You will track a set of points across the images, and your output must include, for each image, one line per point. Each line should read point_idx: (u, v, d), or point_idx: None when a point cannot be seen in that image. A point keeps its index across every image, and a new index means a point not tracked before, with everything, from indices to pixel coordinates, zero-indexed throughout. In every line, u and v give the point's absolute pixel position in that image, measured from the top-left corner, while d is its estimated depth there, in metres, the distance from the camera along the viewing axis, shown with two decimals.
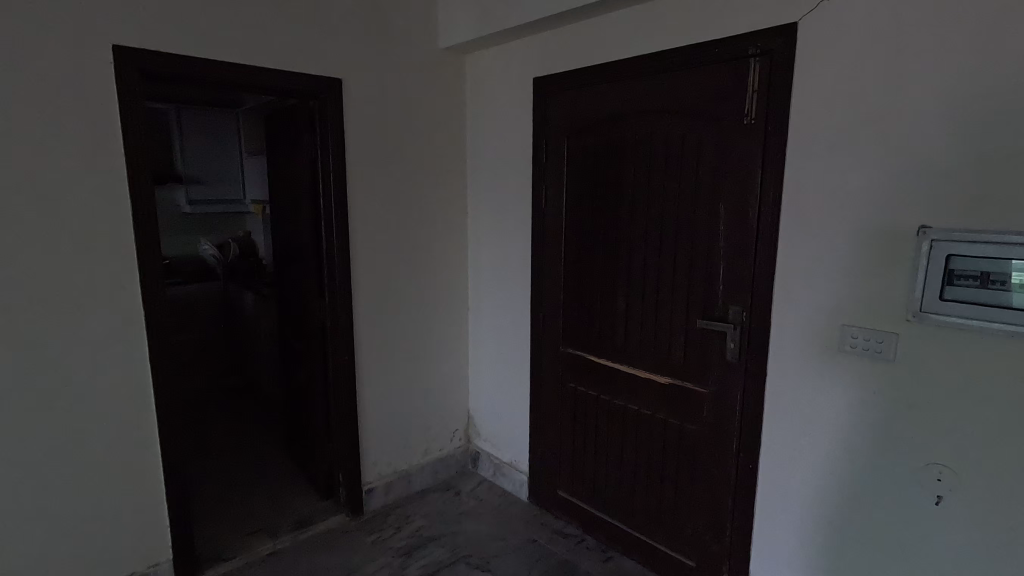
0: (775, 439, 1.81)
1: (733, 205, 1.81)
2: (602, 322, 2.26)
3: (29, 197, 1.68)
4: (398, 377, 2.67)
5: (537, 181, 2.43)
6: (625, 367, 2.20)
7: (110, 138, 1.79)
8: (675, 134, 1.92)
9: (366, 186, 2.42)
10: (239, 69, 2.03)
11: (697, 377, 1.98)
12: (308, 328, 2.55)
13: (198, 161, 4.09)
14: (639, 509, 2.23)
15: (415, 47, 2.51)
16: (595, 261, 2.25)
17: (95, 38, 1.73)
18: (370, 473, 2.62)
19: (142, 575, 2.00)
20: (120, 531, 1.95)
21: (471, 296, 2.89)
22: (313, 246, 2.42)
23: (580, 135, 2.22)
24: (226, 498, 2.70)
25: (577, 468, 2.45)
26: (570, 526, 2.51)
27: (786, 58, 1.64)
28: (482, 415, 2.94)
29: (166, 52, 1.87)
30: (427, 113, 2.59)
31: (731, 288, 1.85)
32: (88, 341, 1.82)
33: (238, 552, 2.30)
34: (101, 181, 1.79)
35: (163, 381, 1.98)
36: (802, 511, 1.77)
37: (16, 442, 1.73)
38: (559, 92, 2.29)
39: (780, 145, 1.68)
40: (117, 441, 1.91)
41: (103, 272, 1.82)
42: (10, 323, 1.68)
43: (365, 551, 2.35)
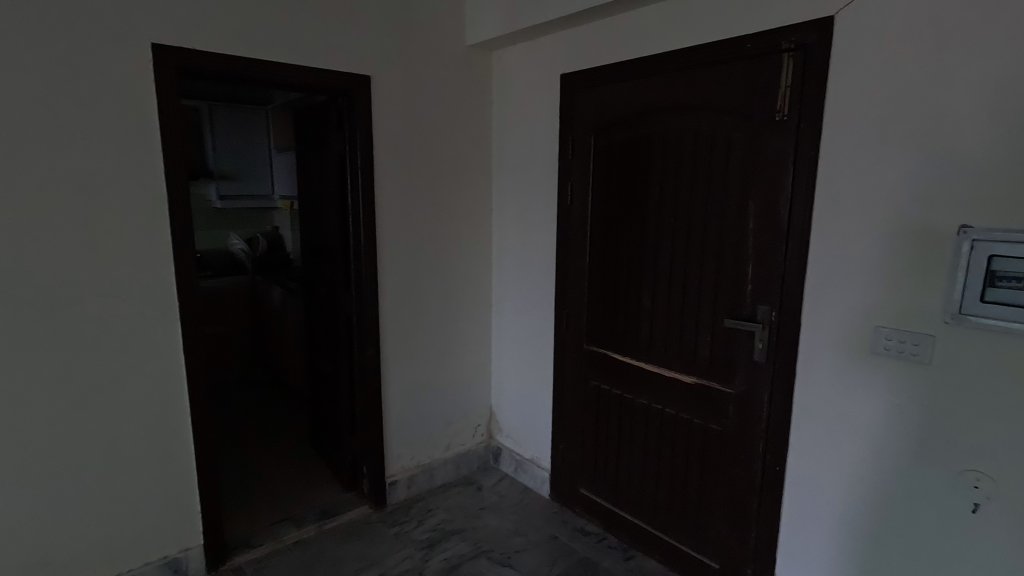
0: (805, 441, 1.78)
1: (764, 203, 1.78)
2: (627, 320, 2.25)
3: (72, 191, 1.74)
4: (422, 371, 2.70)
5: (563, 178, 2.42)
6: (649, 366, 2.18)
7: (147, 133, 1.84)
8: (704, 131, 1.90)
9: (393, 182, 2.45)
10: (271, 66, 2.07)
11: (723, 377, 1.95)
12: (336, 322, 2.59)
13: (229, 157, 4.17)
14: (661, 508, 2.21)
15: (442, 44, 2.52)
16: (620, 258, 2.24)
17: (135, 38, 1.79)
18: (393, 466, 2.66)
19: (174, 558, 2.07)
20: (155, 514, 2.02)
21: (495, 293, 2.90)
22: (341, 241, 2.46)
23: (607, 131, 2.21)
24: (253, 486, 2.76)
25: (599, 466, 2.45)
26: (591, 525, 2.50)
27: (820, 53, 1.61)
28: (505, 412, 2.95)
29: (201, 50, 1.91)
30: (453, 109, 2.60)
31: (759, 288, 1.83)
32: (126, 330, 1.88)
33: (265, 539, 2.36)
34: (140, 176, 1.85)
35: (195, 370, 2.03)
36: (832, 515, 1.74)
37: (55, 427, 1.79)
38: (586, 88, 2.28)
39: (813, 141, 1.65)
40: (152, 427, 1.97)
41: (142, 264, 1.89)
42: (53, 312, 1.75)
43: (388, 542, 2.38)
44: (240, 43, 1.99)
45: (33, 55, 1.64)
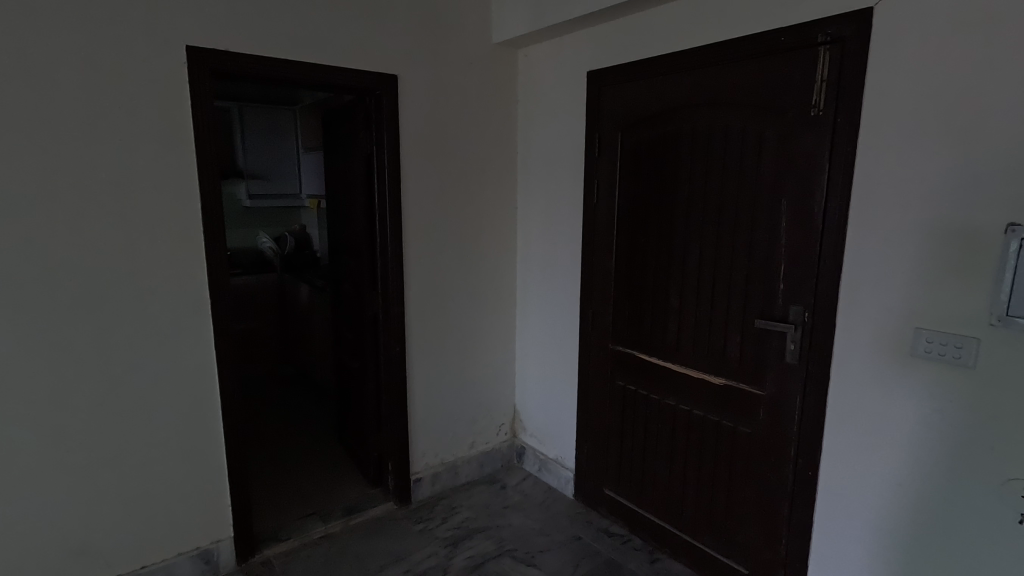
0: (839, 445, 1.73)
1: (797, 201, 1.73)
2: (653, 320, 2.22)
3: (111, 191, 1.79)
4: (446, 369, 2.70)
5: (589, 176, 2.40)
6: (677, 367, 2.15)
7: (181, 134, 1.89)
8: (735, 128, 1.86)
9: (419, 180, 2.46)
10: (299, 66, 2.09)
11: (753, 379, 1.91)
12: (362, 320, 2.62)
13: (258, 156, 4.24)
14: (688, 512, 2.18)
15: (468, 42, 2.52)
16: (647, 257, 2.21)
17: (171, 41, 1.83)
18: (418, 463, 2.67)
19: (206, 549, 2.11)
20: (188, 507, 2.07)
21: (520, 291, 2.89)
22: (368, 239, 2.48)
23: (635, 129, 2.19)
24: (281, 481, 2.81)
25: (624, 468, 2.43)
26: (615, 525, 2.48)
27: (858, 46, 1.56)
28: (529, 411, 2.94)
29: (233, 51, 1.95)
30: (478, 107, 2.60)
31: (792, 287, 1.78)
32: (160, 327, 1.93)
33: (292, 533, 2.39)
34: (174, 176, 1.89)
35: (226, 366, 2.08)
36: (867, 522, 1.69)
37: (93, 420, 1.85)
38: (613, 86, 2.26)
39: (850, 136, 1.60)
40: (184, 421, 2.02)
41: (175, 262, 1.93)
42: (92, 309, 1.81)
43: (412, 539, 2.40)
44: (270, 44, 2.02)
45: (75, 58, 1.69)
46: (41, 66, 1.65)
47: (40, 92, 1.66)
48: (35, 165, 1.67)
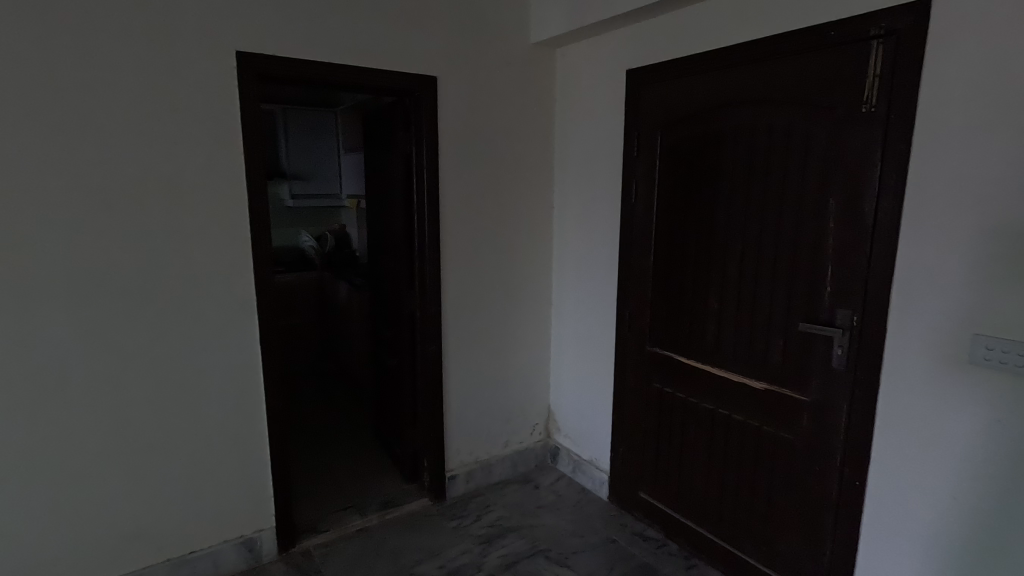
0: (889, 454, 1.66)
1: (846, 201, 1.67)
2: (692, 321, 2.18)
3: (165, 192, 1.88)
4: (482, 368, 2.72)
5: (627, 176, 2.38)
6: (716, 370, 2.11)
7: (230, 137, 1.96)
8: (780, 127, 1.81)
9: (457, 180, 2.49)
10: (342, 69, 2.14)
11: (796, 384, 1.86)
12: (400, 318, 2.67)
13: (301, 158, 4.37)
14: (726, 518, 2.13)
15: (506, 42, 2.53)
16: (686, 258, 2.18)
17: (222, 48, 1.90)
18: (453, 460, 2.70)
19: (250, 538, 2.19)
20: (233, 496, 2.14)
21: (555, 291, 2.88)
22: (407, 239, 2.53)
23: (675, 128, 2.15)
24: (320, 474, 2.88)
25: (660, 471, 2.39)
26: (650, 529, 2.45)
27: (913, 39, 1.49)
28: (563, 410, 2.93)
29: (279, 56, 2.01)
30: (516, 107, 2.61)
31: (839, 290, 1.72)
32: (210, 322, 2.01)
33: (330, 526, 2.45)
34: (224, 178, 1.97)
35: (270, 361, 2.14)
36: (918, 535, 1.62)
37: (146, 410, 1.94)
38: (653, 84, 2.23)
39: (904, 134, 1.53)
40: (230, 414, 2.09)
41: (224, 260, 2.01)
42: (148, 304, 1.90)
43: (447, 536, 2.42)
44: (313, 47, 2.08)
45: (134, 66, 1.78)
46: (101, 71, 1.73)
47: (100, 96, 1.74)
48: (95, 165, 1.76)
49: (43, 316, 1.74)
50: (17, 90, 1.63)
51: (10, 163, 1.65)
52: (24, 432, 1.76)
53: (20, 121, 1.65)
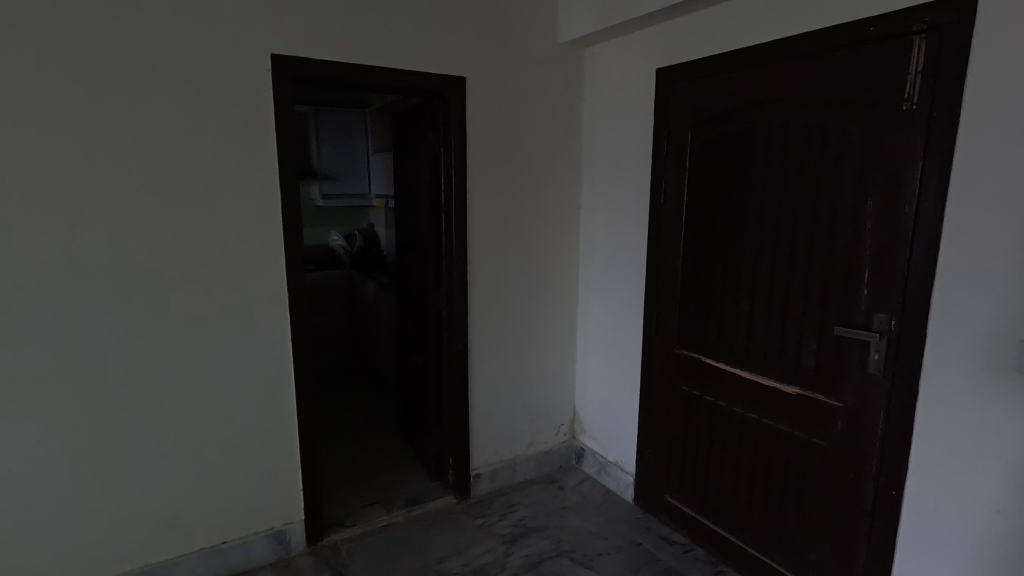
0: (928, 463, 1.61)
1: (884, 201, 1.63)
2: (721, 323, 2.15)
3: (202, 192, 1.93)
4: (508, 367, 2.73)
5: (656, 175, 2.35)
6: (746, 373, 2.07)
7: (264, 138, 2.01)
8: (815, 125, 1.77)
9: (485, 180, 2.50)
10: (372, 70, 2.17)
11: (830, 390, 1.81)
12: (427, 316, 2.69)
13: (331, 158, 4.44)
14: (755, 525, 2.10)
15: (534, 42, 2.53)
16: (716, 259, 2.14)
17: (257, 51, 1.95)
18: (477, 459, 2.71)
19: (279, 530, 2.24)
20: (264, 489, 2.19)
21: (582, 292, 2.87)
22: (434, 238, 2.55)
23: (705, 127, 2.12)
24: (347, 470, 2.92)
25: (687, 475, 2.36)
26: (677, 534, 2.42)
27: (958, 34, 1.44)
28: (589, 412, 2.91)
29: (312, 59, 2.05)
30: (544, 106, 2.60)
31: (876, 293, 1.68)
32: (243, 319, 2.06)
33: (357, 520, 2.49)
34: (258, 178, 2.02)
35: (300, 357, 2.19)
36: (958, 547, 1.57)
37: (182, 403, 2.00)
38: (684, 82, 2.20)
39: (947, 132, 1.48)
40: (262, 408, 2.14)
41: (257, 258, 2.05)
42: (184, 300, 1.96)
43: (472, 534, 2.44)
44: (345, 48, 2.11)
45: (174, 70, 1.84)
46: (142, 73, 1.79)
47: (141, 98, 1.80)
48: (136, 165, 1.82)
49: (86, 310, 1.81)
50: (64, 93, 1.70)
51: (58, 163, 1.72)
52: (68, 422, 1.83)
53: (67, 123, 1.72)
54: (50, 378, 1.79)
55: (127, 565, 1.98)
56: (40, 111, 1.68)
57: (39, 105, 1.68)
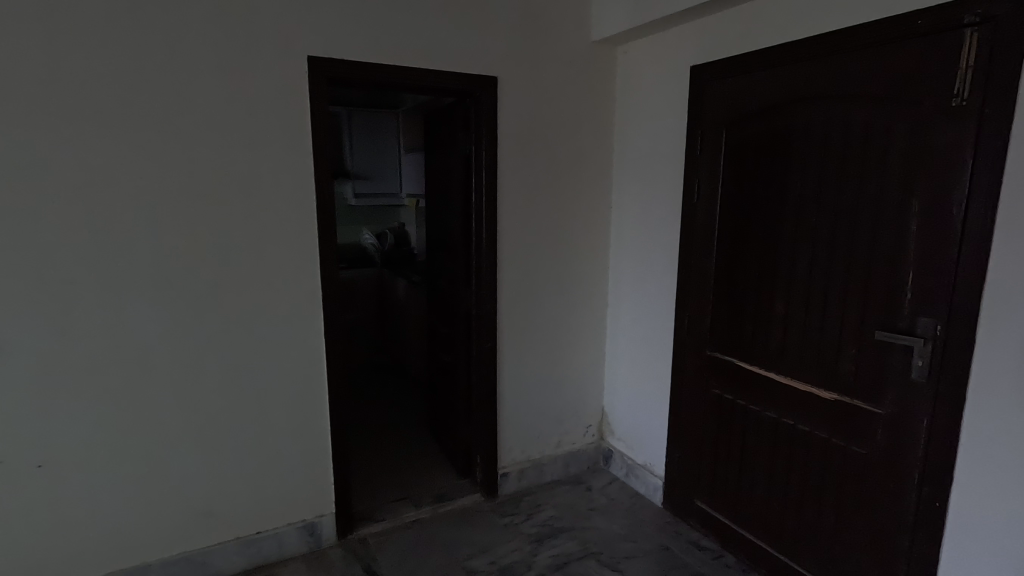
0: (975, 475, 1.54)
1: (931, 201, 1.56)
2: (755, 326, 2.10)
3: (241, 190, 1.99)
4: (536, 367, 2.73)
5: (689, 175, 2.32)
6: (780, 377, 2.02)
7: (300, 138, 2.05)
8: (857, 124, 1.72)
9: (515, 180, 2.50)
10: (405, 71, 2.19)
11: (870, 396, 1.75)
12: (456, 315, 2.71)
13: (364, 158, 4.52)
14: (789, 534, 2.04)
15: (566, 40, 2.52)
16: (750, 260, 2.10)
17: (294, 54, 2.00)
18: (505, 458, 2.72)
19: (311, 523, 2.29)
20: (297, 481, 2.24)
21: (611, 292, 2.84)
22: (465, 237, 2.57)
23: (741, 125, 2.08)
24: (376, 465, 2.96)
25: (718, 480, 2.32)
26: (706, 539, 2.38)
27: (1013, 27, 1.38)
28: (617, 413, 2.89)
29: (347, 60, 2.09)
30: (575, 105, 2.59)
31: (921, 297, 1.61)
32: (279, 314, 2.11)
33: (386, 515, 2.52)
34: (294, 177, 2.06)
35: (332, 353, 2.23)
36: (1007, 564, 1.50)
37: (220, 396, 2.06)
38: (719, 79, 2.16)
39: (1000, 129, 1.42)
40: (295, 402, 2.20)
41: (292, 255, 2.10)
42: (223, 296, 2.02)
43: (498, 532, 2.44)
44: (379, 49, 2.14)
45: (215, 72, 1.90)
46: (185, 76, 1.86)
47: (185, 100, 1.87)
48: (179, 165, 1.89)
49: (131, 304, 1.89)
50: (113, 96, 1.77)
51: (106, 163, 1.79)
52: (114, 412, 1.91)
53: (115, 125, 1.79)
54: (97, 369, 1.87)
55: (167, 551, 2.05)
56: (90, 113, 1.75)
57: (89, 108, 1.75)
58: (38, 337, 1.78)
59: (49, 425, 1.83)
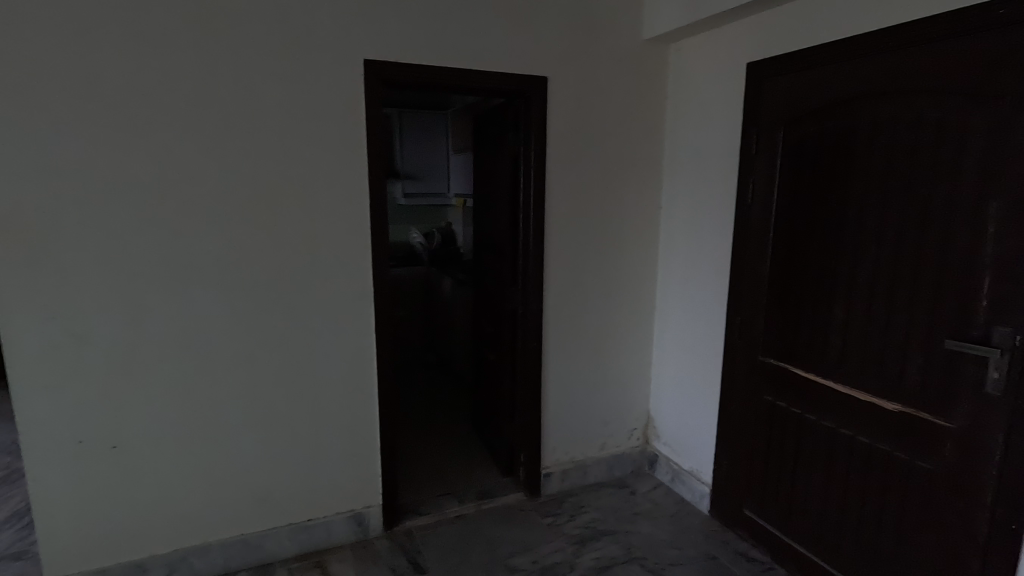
0: None
1: (1012, 203, 1.47)
2: (812, 332, 2.02)
3: (299, 191, 2.07)
4: (581, 368, 2.71)
5: (743, 175, 2.26)
6: (837, 386, 1.94)
7: (355, 138, 2.12)
8: (928, 121, 1.63)
9: (564, 180, 2.50)
10: (456, 72, 2.22)
11: (938, 408, 1.66)
12: (503, 314, 2.73)
13: (414, 158, 4.61)
14: (845, 550, 1.96)
15: (617, 39, 2.49)
16: (808, 263, 2.02)
17: (350, 58, 2.06)
18: (548, 458, 2.72)
19: (359, 513, 2.35)
20: (346, 472, 2.31)
21: (659, 294, 2.80)
22: (513, 236, 2.59)
23: (800, 123, 2.01)
24: (422, 460, 3.02)
25: (769, 489, 2.25)
26: (756, 550, 2.31)
27: None
28: (663, 417, 2.84)
29: (401, 63, 2.14)
30: (625, 103, 2.56)
31: (998, 305, 1.52)
32: (332, 310, 2.19)
33: (431, 509, 2.57)
34: (348, 177, 2.13)
35: (382, 348, 2.29)
36: None
37: (277, 387, 2.15)
38: (777, 76, 2.09)
39: None
40: (346, 395, 2.27)
41: (346, 253, 2.17)
42: (281, 292, 2.10)
43: (541, 532, 2.45)
44: (432, 52, 2.18)
45: (278, 77, 1.98)
46: (250, 82, 1.95)
47: (249, 105, 1.96)
48: (242, 166, 1.98)
49: (197, 298, 2.00)
50: (184, 102, 1.88)
51: (177, 164, 1.90)
52: (181, 399, 2.03)
53: (186, 128, 1.89)
54: (166, 359, 1.99)
55: (226, 533, 2.16)
56: (164, 119, 1.87)
57: (163, 113, 1.86)
58: (115, 327, 1.91)
59: (124, 409, 1.96)
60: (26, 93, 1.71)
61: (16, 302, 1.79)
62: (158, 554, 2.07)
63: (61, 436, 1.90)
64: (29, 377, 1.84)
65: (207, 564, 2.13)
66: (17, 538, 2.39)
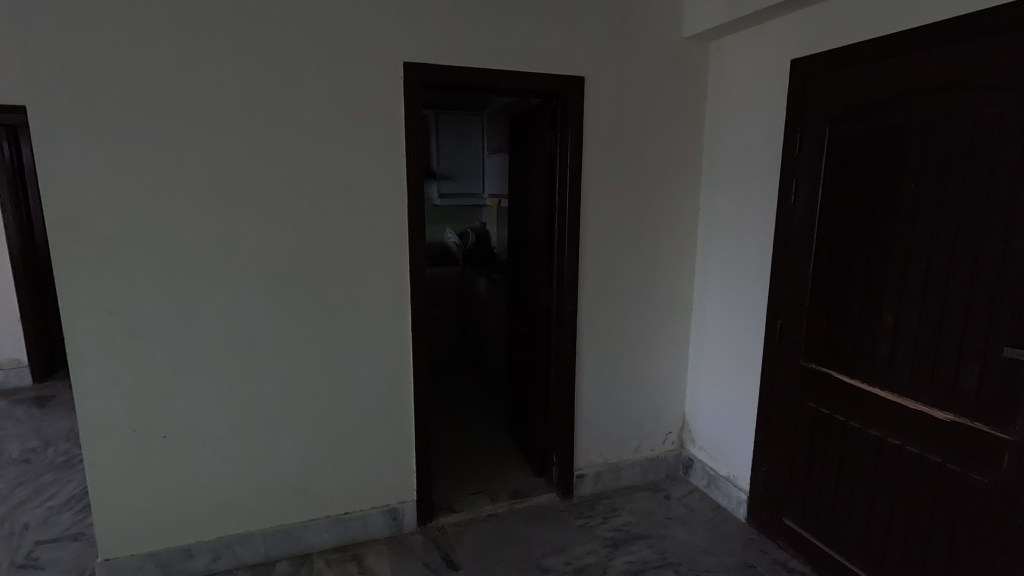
0: None
1: None
2: (858, 336, 1.95)
3: (340, 192, 2.12)
4: (615, 369, 2.69)
5: (786, 174, 2.20)
6: (885, 393, 1.87)
7: (394, 140, 2.15)
8: (987, 117, 1.55)
9: (600, 180, 2.48)
10: (494, 74, 2.24)
11: (996, 419, 1.58)
12: (537, 314, 2.73)
13: (449, 159, 4.66)
14: (890, 563, 1.89)
15: (656, 37, 2.46)
16: (855, 265, 1.95)
17: (391, 62, 2.10)
18: (581, 460, 2.70)
19: (394, 508, 2.39)
20: (382, 467, 2.36)
21: (697, 296, 2.75)
22: (548, 236, 2.59)
23: (847, 121, 1.95)
24: (455, 458, 3.05)
25: (810, 498, 2.18)
26: (795, 561, 2.24)
27: None
28: (699, 421, 2.79)
29: (440, 65, 2.16)
30: (664, 103, 2.53)
31: None
32: (371, 308, 2.23)
33: (464, 507, 2.59)
34: (388, 178, 2.17)
35: (418, 346, 2.32)
36: None
37: (317, 382, 2.21)
38: (823, 73, 2.03)
39: None
40: (383, 392, 2.31)
41: (384, 252, 2.21)
42: (322, 290, 2.15)
43: (573, 533, 2.44)
44: (469, 54, 2.20)
45: (321, 81, 2.03)
46: (295, 87, 2.01)
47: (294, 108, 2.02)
48: (286, 168, 2.04)
49: (243, 295, 2.07)
50: (234, 106, 1.95)
51: (226, 166, 1.97)
52: (226, 393, 2.10)
53: (235, 131, 1.97)
54: (213, 353, 2.07)
55: (267, 522, 2.23)
56: (215, 123, 1.94)
57: (213, 118, 1.94)
58: (167, 322, 2.00)
59: (174, 400, 2.05)
60: (89, 100, 1.81)
61: (78, 297, 1.89)
62: (204, 540, 2.15)
63: (117, 424, 2.00)
64: (88, 368, 1.94)
65: (249, 551, 2.20)
66: (75, 520, 2.52)
